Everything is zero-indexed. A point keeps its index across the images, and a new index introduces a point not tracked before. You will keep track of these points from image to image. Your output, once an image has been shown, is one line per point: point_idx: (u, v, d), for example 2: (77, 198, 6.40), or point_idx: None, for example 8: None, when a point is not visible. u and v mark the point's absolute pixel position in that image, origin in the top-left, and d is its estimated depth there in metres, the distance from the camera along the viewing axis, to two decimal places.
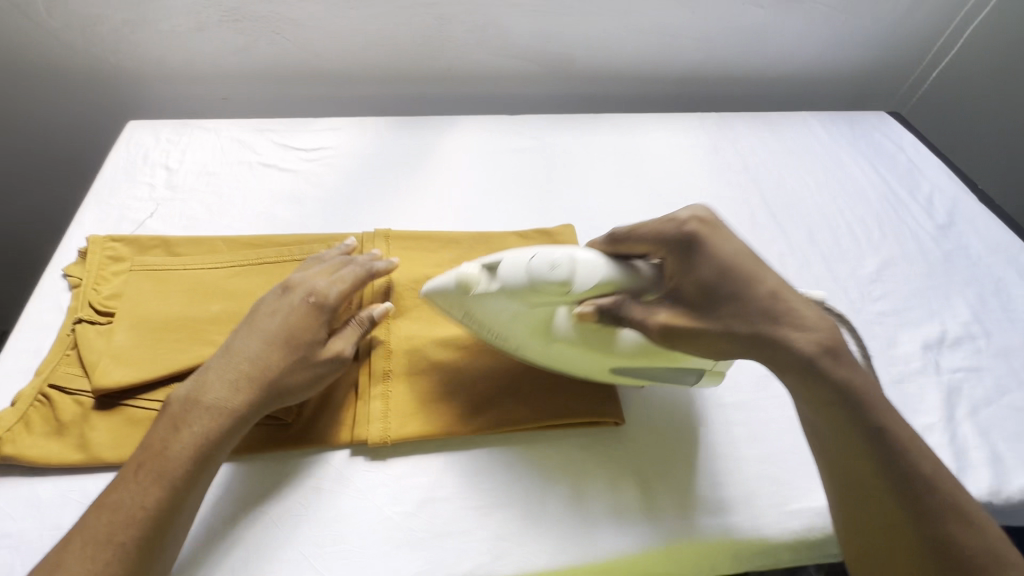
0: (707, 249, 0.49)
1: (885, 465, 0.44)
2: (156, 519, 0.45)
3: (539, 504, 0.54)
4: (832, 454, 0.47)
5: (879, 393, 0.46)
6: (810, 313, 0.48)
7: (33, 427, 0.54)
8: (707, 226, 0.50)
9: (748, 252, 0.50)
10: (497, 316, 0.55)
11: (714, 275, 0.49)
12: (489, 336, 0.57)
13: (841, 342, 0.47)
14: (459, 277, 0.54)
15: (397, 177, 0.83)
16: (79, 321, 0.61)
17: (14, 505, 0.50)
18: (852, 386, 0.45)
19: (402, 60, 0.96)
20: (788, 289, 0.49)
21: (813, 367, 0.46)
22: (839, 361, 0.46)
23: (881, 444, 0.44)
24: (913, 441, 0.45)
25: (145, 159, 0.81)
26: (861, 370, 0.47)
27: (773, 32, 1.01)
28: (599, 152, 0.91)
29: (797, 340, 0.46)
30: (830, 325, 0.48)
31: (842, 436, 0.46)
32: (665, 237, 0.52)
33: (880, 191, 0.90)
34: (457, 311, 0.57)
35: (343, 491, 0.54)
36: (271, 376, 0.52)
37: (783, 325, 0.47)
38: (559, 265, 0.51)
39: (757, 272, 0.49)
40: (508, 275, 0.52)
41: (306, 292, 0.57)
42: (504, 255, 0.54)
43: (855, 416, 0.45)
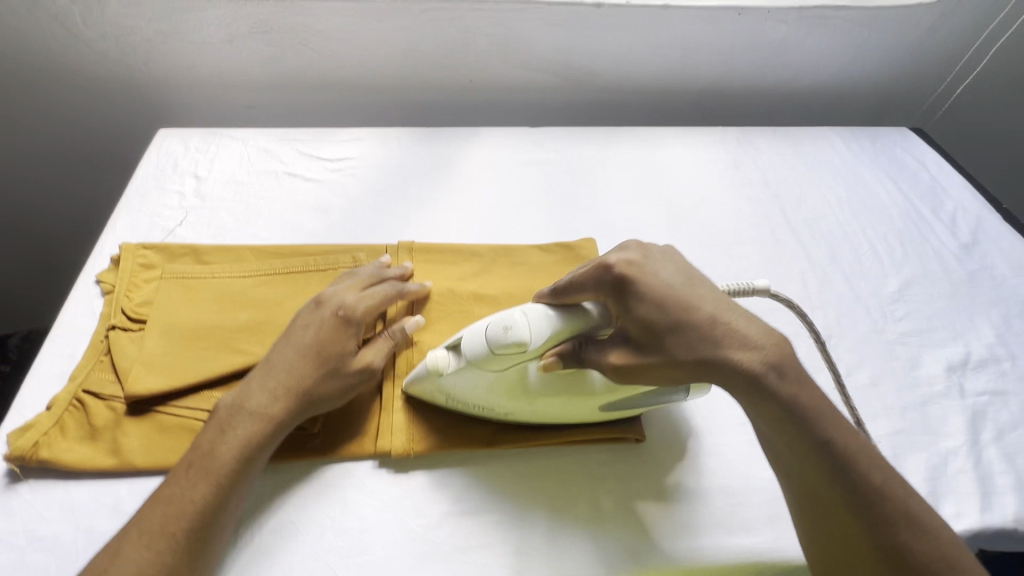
0: (639, 289, 0.49)
1: (836, 473, 0.44)
2: (204, 518, 0.47)
3: (561, 520, 0.55)
4: (787, 466, 0.48)
5: (829, 405, 0.47)
6: (754, 330, 0.48)
7: (67, 431, 0.55)
8: (633, 264, 0.51)
9: (680, 281, 0.50)
10: (474, 393, 0.55)
11: (651, 311, 0.48)
12: (476, 411, 0.57)
13: (788, 357, 0.47)
14: (428, 363, 0.55)
15: (420, 188, 0.84)
16: (112, 327, 0.62)
17: (49, 508, 0.52)
18: (802, 399, 0.46)
19: (425, 71, 0.97)
20: (724, 309, 0.49)
21: (758, 385, 0.46)
22: (785, 376, 0.46)
23: (830, 455, 0.45)
24: (864, 451, 0.45)
25: (175, 167, 0.83)
26: (810, 384, 0.47)
27: (795, 47, 1.00)
28: (620, 165, 0.91)
29: (739, 358, 0.47)
30: (777, 341, 0.48)
31: (792, 448, 0.46)
32: (596, 285, 0.51)
33: (903, 209, 0.90)
34: (438, 396, 0.57)
35: (368, 502, 0.54)
36: (305, 386, 0.53)
37: (725, 346, 0.47)
38: (511, 324, 0.51)
39: (691, 298, 0.49)
40: (469, 351, 0.53)
41: (336, 306, 0.58)
42: (462, 333, 0.55)
43: (801, 428, 0.45)
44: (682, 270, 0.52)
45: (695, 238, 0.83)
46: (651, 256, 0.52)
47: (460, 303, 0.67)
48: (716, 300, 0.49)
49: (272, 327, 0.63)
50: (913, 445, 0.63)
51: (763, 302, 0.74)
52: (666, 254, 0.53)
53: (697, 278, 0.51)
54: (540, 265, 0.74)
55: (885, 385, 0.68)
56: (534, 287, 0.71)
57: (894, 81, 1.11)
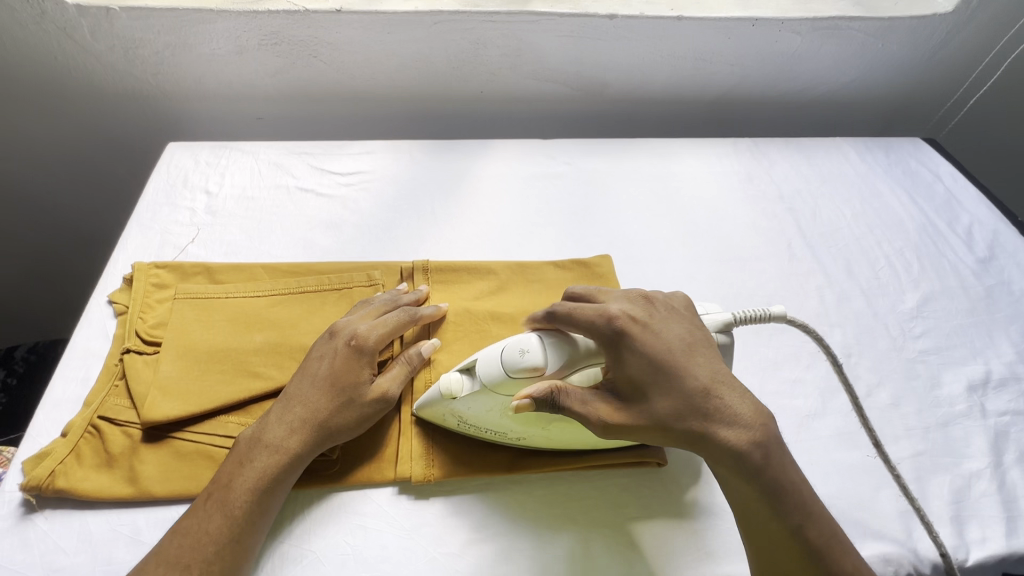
0: (637, 347, 0.49)
1: (808, 558, 0.46)
2: (221, 552, 0.47)
3: (583, 548, 0.54)
4: (755, 540, 0.49)
5: (807, 488, 0.49)
6: (746, 410, 0.49)
7: (84, 459, 0.54)
8: (635, 321, 0.50)
9: (680, 347, 0.50)
10: (488, 417, 0.54)
11: (646, 374, 0.49)
12: (491, 434, 0.56)
13: (773, 440, 0.48)
14: (441, 387, 0.53)
15: (432, 202, 0.84)
16: (127, 350, 0.61)
17: (68, 538, 0.51)
18: (783, 484, 0.48)
19: (435, 82, 0.96)
20: (720, 383, 0.49)
21: (743, 464, 0.47)
22: (770, 460, 0.48)
23: (805, 541, 0.47)
24: (834, 538, 0.47)
25: (186, 182, 0.82)
26: (791, 466, 0.49)
27: (809, 58, 1.00)
28: (633, 178, 0.90)
29: (728, 437, 0.47)
30: (765, 422, 0.49)
31: (768, 527, 0.48)
32: (594, 330, 0.50)
33: (918, 222, 0.89)
34: (451, 419, 0.56)
35: (389, 530, 0.54)
36: (319, 418, 0.53)
37: (716, 422, 0.48)
38: (528, 349, 0.50)
39: (687, 367, 0.49)
40: (486, 375, 0.51)
41: (349, 335, 0.57)
42: (478, 355, 0.54)
43: (781, 512, 0.47)
44: (685, 334, 0.52)
45: (711, 254, 0.82)
46: (655, 315, 0.52)
47: (477, 323, 0.66)
48: (713, 371, 0.50)
49: (288, 348, 0.62)
50: (936, 467, 0.62)
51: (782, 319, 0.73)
52: (670, 312, 0.53)
53: (697, 344, 0.51)
54: (556, 283, 0.73)
55: (906, 405, 0.67)
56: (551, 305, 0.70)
57: (906, 90, 1.10)
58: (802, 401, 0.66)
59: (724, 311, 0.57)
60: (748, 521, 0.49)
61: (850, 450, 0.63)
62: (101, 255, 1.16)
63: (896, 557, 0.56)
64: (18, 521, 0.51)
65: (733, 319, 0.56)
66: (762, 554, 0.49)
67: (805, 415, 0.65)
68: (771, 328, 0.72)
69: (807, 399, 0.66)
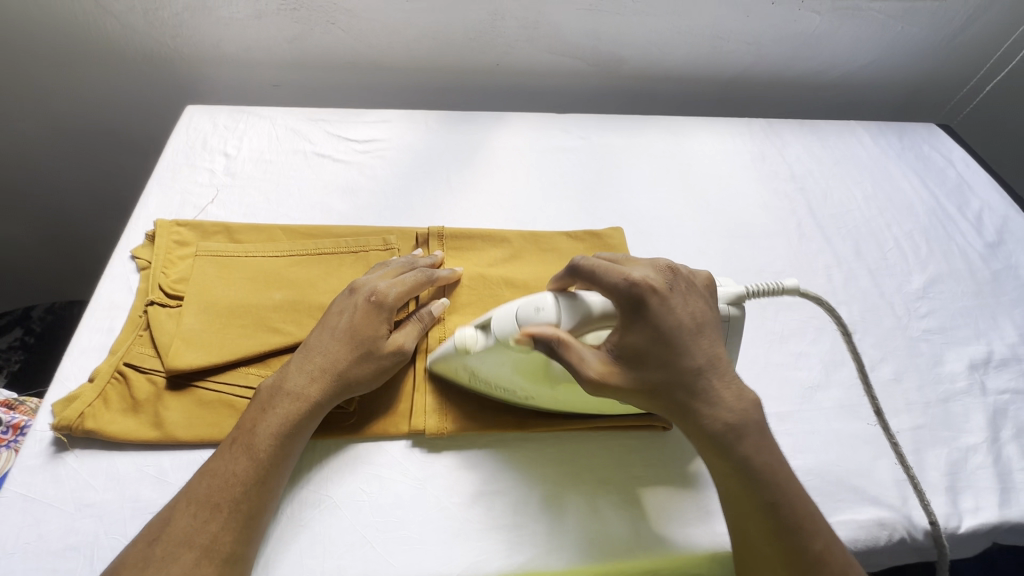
0: (651, 318, 0.49)
1: (779, 533, 0.47)
2: (246, 492, 0.49)
3: (589, 503, 0.56)
4: (730, 515, 0.50)
5: (783, 468, 0.49)
6: (731, 394, 0.50)
7: (110, 403, 0.56)
8: (656, 292, 0.49)
9: (689, 325, 0.50)
10: (500, 373, 0.55)
11: (649, 345, 0.49)
12: (501, 391, 0.58)
13: (753, 423, 0.49)
14: (455, 341, 0.55)
15: (448, 171, 0.84)
16: (150, 303, 0.63)
17: (96, 476, 0.53)
18: (758, 463, 0.48)
19: (452, 53, 0.96)
20: (714, 366, 0.50)
21: (716, 440, 0.49)
22: (745, 441, 0.49)
23: (777, 518, 0.47)
24: (808, 518, 0.48)
25: (205, 145, 0.83)
26: (770, 447, 0.49)
27: (826, 39, 1.00)
28: (646, 154, 0.91)
29: (707, 415, 0.49)
30: (749, 407, 0.50)
31: (742, 504, 0.49)
32: (614, 293, 0.49)
33: (929, 205, 0.90)
34: (463, 372, 0.58)
35: (403, 480, 0.56)
36: (340, 368, 0.54)
37: (698, 399, 0.49)
38: (543, 306, 0.51)
39: (690, 346, 0.50)
40: (499, 331, 0.52)
41: (368, 292, 0.59)
42: (494, 311, 0.54)
43: (753, 488, 0.48)
44: (698, 313, 0.51)
45: (721, 230, 0.83)
46: (676, 287, 0.51)
47: (491, 288, 0.68)
48: (711, 353, 0.50)
49: (306, 306, 0.64)
50: (934, 440, 0.64)
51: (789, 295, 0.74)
52: (690, 288, 0.52)
53: (706, 325, 0.51)
54: (568, 252, 0.74)
55: (908, 380, 0.69)
56: None
57: (922, 74, 1.10)
58: (806, 373, 0.68)
59: (738, 285, 0.57)
60: (725, 496, 0.50)
61: (851, 420, 0.65)
62: (112, 225, 1.18)
63: (891, 521, 0.58)
64: (49, 458, 0.54)
65: (746, 292, 0.56)
66: (736, 529, 0.50)
67: (807, 387, 0.67)
68: (777, 303, 0.73)
69: (811, 371, 0.68)
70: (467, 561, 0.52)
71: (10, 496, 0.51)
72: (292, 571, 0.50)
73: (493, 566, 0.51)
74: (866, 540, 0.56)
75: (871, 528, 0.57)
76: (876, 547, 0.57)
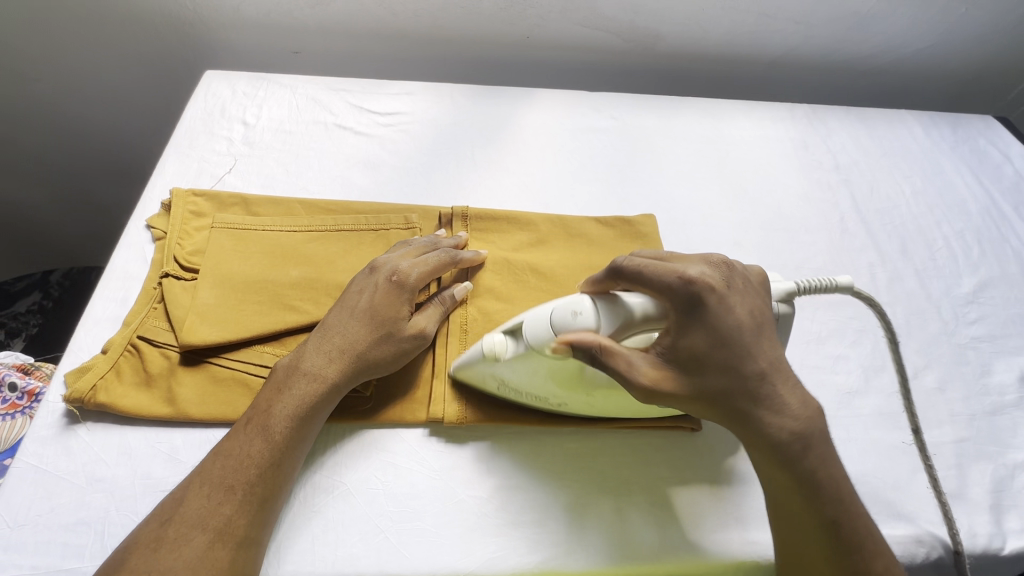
0: (710, 319, 0.46)
1: (838, 553, 0.45)
2: (261, 475, 0.47)
3: (611, 503, 0.54)
4: (785, 532, 0.48)
5: (847, 485, 0.46)
6: (796, 400, 0.47)
7: (123, 376, 0.55)
8: (714, 290, 0.46)
9: (750, 326, 0.47)
10: (531, 382, 0.52)
11: (709, 347, 0.46)
12: (531, 399, 0.55)
13: (818, 431, 0.46)
14: (483, 348, 0.51)
15: (473, 149, 0.81)
16: (165, 275, 0.61)
17: (108, 450, 0.52)
18: (822, 478, 0.46)
19: (480, 23, 0.91)
20: (777, 369, 0.47)
21: (781, 451, 0.46)
22: (809, 451, 0.46)
23: (837, 536, 0.45)
24: (870, 539, 0.45)
25: (223, 112, 0.80)
26: (832, 458, 0.47)
27: (882, 20, 0.93)
28: (681, 138, 0.86)
29: (771, 423, 0.46)
30: (814, 413, 0.47)
31: (798, 518, 0.47)
32: (667, 293, 0.46)
33: (982, 204, 0.84)
34: (492, 383, 0.54)
35: (419, 470, 0.54)
36: (359, 350, 0.52)
37: (762, 407, 0.46)
38: (581, 311, 0.47)
39: (752, 348, 0.46)
40: (533, 336, 0.48)
41: (389, 272, 0.56)
42: (523, 315, 0.50)
43: (814, 503, 0.45)
44: (757, 311, 0.48)
45: (759, 221, 0.78)
46: (733, 283, 0.48)
47: (516, 274, 0.65)
48: (774, 356, 0.47)
49: (324, 285, 0.62)
50: (979, 455, 0.60)
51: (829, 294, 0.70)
52: (746, 284, 0.49)
53: (766, 325, 0.48)
54: (597, 239, 0.71)
55: (953, 390, 0.65)
56: (591, 262, 0.68)
57: (981, 61, 1.03)
58: (844, 377, 0.64)
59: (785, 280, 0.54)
60: (780, 506, 0.48)
61: (890, 430, 0.61)
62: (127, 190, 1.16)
63: (930, 540, 0.54)
64: (61, 430, 0.53)
65: (797, 288, 0.53)
66: (790, 543, 0.48)
67: (846, 392, 0.63)
68: (814, 301, 0.70)
69: (849, 375, 0.64)
70: (482, 558, 0.50)
71: (21, 466, 0.51)
72: (303, 558, 0.49)
73: (510, 564, 0.50)
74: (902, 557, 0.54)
75: (908, 545, 0.54)
76: (911, 565, 0.54)
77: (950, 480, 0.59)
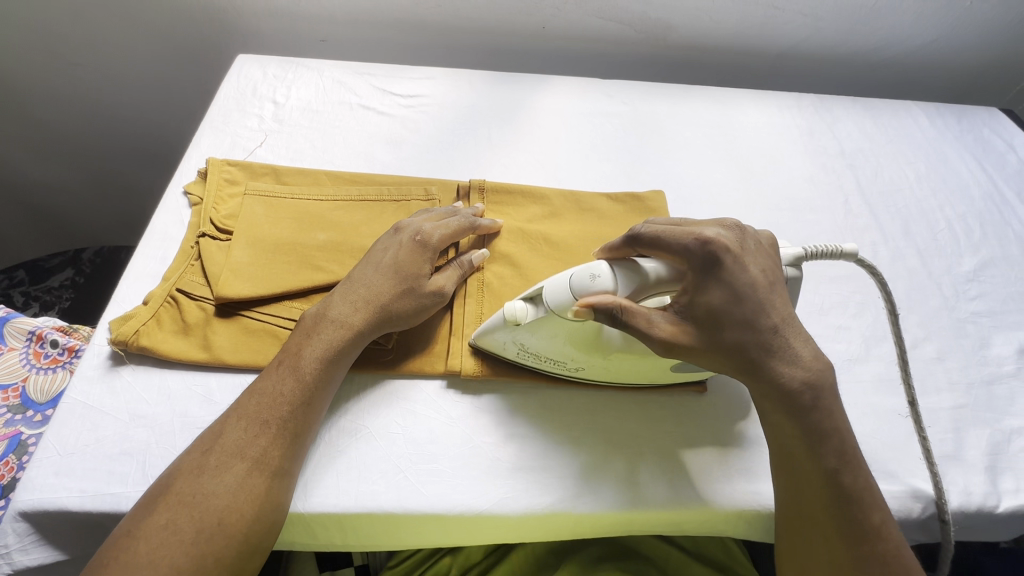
0: (727, 275, 0.49)
1: (839, 501, 0.47)
2: (293, 412, 0.51)
3: (618, 454, 0.56)
4: (788, 481, 0.50)
5: (852, 443, 0.49)
6: (806, 351, 0.50)
7: (163, 324, 0.58)
8: (729, 249, 0.49)
9: (763, 283, 0.50)
10: (552, 345, 0.55)
11: (726, 301, 0.48)
12: (549, 365, 0.57)
13: (828, 383, 0.49)
14: (504, 313, 0.53)
15: (489, 129, 0.85)
16: (202, 235, 0.65)
17: (148, 391, 0.56)
18: (829, 427, 0.48)
19: (499, 15, 0.96)
20: (789, 323, 0.50)
21: (793, 400, 0.48)
22: (821, 400, 0.49)
23: (839, 484, 0.47)
24: (868, 492, 0.48)
25: (255, 92, 0.85)
26: (840, 414, 0.49)
27: (887, 14, 0.96)
28: (690, 123, 0.89)
29: (785, 373, 0.49)
30: (824, 367, 0.50)
31: (799, 468, 0.49)
32: (683, 255, 0.50)
33: (985, 189, 0.86)
34: (511, 348, 0.57)
35: (435, 417, 0.57)
36: (382, 301, 0.56)
37: (775, 359, 0.49)
38: (599, 274, 0.49)
39: (767, 304, 0.49)
40: (553, 302, 0.50)
41: (413, 233, 0.61)
42: (544, 282, 0.52)
43: (817, 453, 0.48)
44: (769, 272, 0.51)
45: (765, 202, 0.81)
46: (747, 245, 0.51)
47: (530, 242, 0.68)
48: (785, 312, 0.50)
49: (348, 248, 0.66)
50: (976, 420, 0.63)
51: (832, 269, 0.73)
52: (761, 248, 0.52)
53: (778, 283, 0.51)
54: (607, 213, 0.74)
55: (951, 360, 0.67)
56: (601, 234, 0.71)
57: (987, 54, 1.05)
58: (845, 346, 0.67)
59: (795, 246, 0.56)
60: (781, 457, 0.51)
61: (889, 395, 0.63)
62: (151, 181, 1.22)
63: (926, 495, 0.57)
64: (106, 371, 0.57)
65: (805, 254, 0.55)
66: (792, 497, 0.50)
67: (846, 359, 0.66)
68: (816, 276, 0.72)
69: (850, 344, 0.67)
70: (495, 497, 0.53)
71: (70, 402, 0.55)
72: (328, 491, 0.52)
73: (520, 504, 0.53)
74: (897, 511, 0.56)
75: (903, 499, 0.56)
76: (905, 518, 0.56)
77: (947, 442, 0.61)
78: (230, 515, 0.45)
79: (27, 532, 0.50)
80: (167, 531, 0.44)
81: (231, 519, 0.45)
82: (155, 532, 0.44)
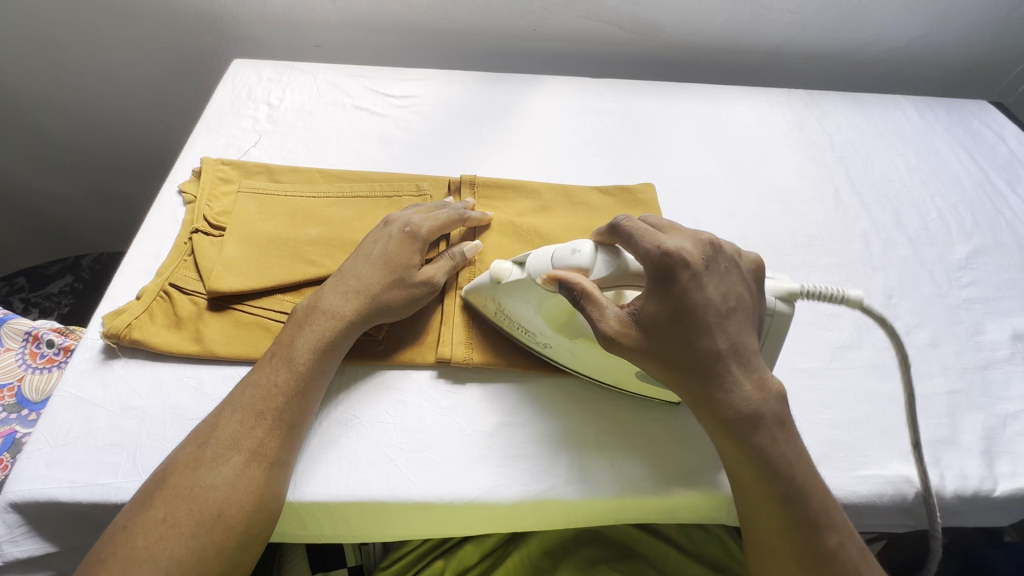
0: (678, 292, 0.48)
1: (792, 527, 0.46)
2: (288, 402, 0.51)
3: (610, 441, 0.56)
4: (744, 502, 0.49)
5: (806, 466, 0.48)
6: (749, 382, 0.48)
7: (155, 318, 0.59)
8: (689, 266, 0.48)
9: (718, 307, 0.49)
10: (526, 314, 0.56)
11: (671, 318, 0.48)
12: (521, 335, 0.58)
13: (770, 415, 0.48)
14: (491, 272, 0.56)
15: (481, 127, 0.86)
16: (195, 231, 0.66)
17: (140, 383, 0.56)
18: (773, 458, 0.47)
19: (490, 18, 0.97)
20: (736, 352, 0.49)
21: (728, 424, 0.48)
22: (758, 430, 0.48)
23: (790, 511, 0.46)
24: (825, 515, 0.47)
25: (250, 95, 0.86)
26: (789, 442, 0.48)
27: (874, 9, 0.97)
28: (681, 119, 0.90)
29: (722, 399, 0.48)
30: (768, 401, 0.48)
31: (750, 494, 0.48)
32: (644, 260, 0.49)
33: (976, 179, 0.87)
34: (491, 306, 0.59)
35: (427, 407, 0.57)
36: (371, 292, 0.56)
37: (713, 382, 0.48)
38: (581, 250, 0.51)
39: (716, 329, 0.48)
40: (533, 268, 0.53)
41: (403, 225, 0.61)
42: (535, 249, 0.55)
43: (768, 479, 0.47)
44: (730, 296, 0.49)
45: (756, 195, 0.81)
46: (712, 265, 0.49)
47: (520, 234, 0.69)
48: (737, 340, 0.49)
49: (340, 243, 0.66)
50: (970, 405, 0.62)
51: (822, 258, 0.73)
52: (728, 269, 0.50)
53: (738, 310, 0.50)
54: (597, 206, 0.75)
55: (945, 346, 0.67)
56: (592, 226, 0.72)
57: (975, 48, 1.06)
58: (837, 333, 0.66)
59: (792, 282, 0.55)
60: (735, 480, 0.50)
61: (882, 381, 0.63)
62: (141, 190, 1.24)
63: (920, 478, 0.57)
64: (99, 364, 0.57)
65: (800, 290, 0.54)
66: (747, 520, 0.49)
67: (839, 346, 0.65)
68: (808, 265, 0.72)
69: (842, 331, 0.67)
70: (487, 486, 0.53)
71: (63, 394, 0.55)
72: (320, 481, 0.52)
73: (510, 492, 0.53)
74: (892, 495, 0.55)
75: (898, 484, 0.56)
76: (900, 503, 0.56)
77: (941, 427, 0.60)
78: (228, 508, 0.45)
79: (17, 524, 0.50)
80: (165, 525, 0.44)
81: (231, 511, 0.45)
82: (154, 526, 0.43)
